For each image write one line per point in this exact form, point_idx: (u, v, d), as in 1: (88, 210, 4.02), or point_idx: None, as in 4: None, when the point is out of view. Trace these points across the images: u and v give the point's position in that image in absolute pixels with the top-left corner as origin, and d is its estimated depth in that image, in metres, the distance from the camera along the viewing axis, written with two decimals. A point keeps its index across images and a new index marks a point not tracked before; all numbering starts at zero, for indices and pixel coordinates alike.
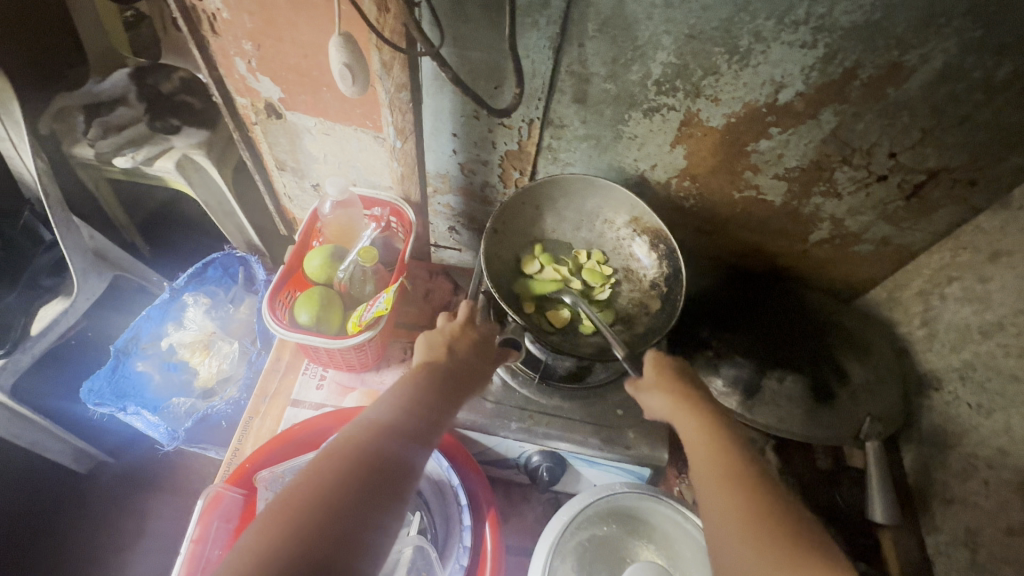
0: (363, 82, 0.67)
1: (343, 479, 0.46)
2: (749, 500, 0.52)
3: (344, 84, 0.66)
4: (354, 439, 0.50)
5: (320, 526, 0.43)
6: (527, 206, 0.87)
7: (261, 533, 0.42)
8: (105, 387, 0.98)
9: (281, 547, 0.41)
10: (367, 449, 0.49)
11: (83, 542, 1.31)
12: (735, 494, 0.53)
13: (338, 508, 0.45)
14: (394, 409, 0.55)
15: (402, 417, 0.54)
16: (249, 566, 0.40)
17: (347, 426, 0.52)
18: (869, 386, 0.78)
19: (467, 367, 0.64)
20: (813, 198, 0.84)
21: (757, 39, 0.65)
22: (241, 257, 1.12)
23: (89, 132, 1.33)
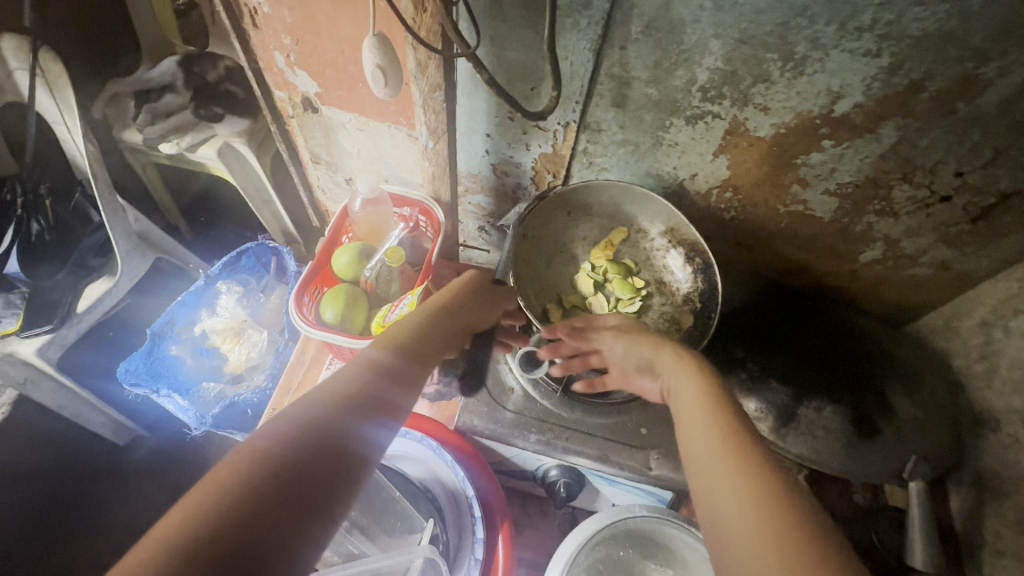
0: (394, 84, 0.67)
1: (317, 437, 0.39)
2: (744, 451, 0.45)
3: (376, 86, 0.66)
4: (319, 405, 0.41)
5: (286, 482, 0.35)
6: (559, 212, 0.84)
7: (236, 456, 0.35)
8: (140, 367, 1.00)
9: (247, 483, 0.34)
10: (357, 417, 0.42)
11: (120, 511, 1.39)
12: (731, 445, 0.45)
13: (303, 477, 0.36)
14: (360, 376, 0.45)
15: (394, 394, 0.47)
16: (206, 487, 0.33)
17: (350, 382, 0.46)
18: (916, 422, 0.73)
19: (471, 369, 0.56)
20: (866, 216, 0.79)
21: (815, 46, 0.61)
22: (274, 247, 1.15)
23: (139, 118, 1.37)
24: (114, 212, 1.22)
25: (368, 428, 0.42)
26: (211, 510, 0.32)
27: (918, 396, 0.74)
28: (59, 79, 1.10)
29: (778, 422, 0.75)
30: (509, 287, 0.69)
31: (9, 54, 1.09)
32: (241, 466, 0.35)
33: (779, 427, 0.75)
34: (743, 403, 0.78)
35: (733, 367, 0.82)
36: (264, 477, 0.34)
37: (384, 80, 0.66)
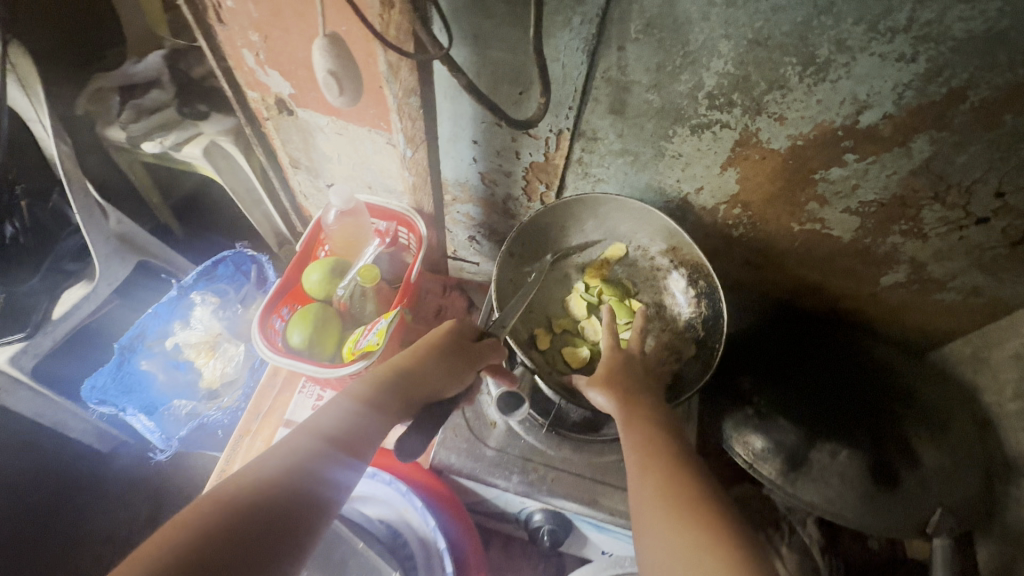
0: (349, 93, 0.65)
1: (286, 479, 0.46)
2: (668, 469, 0.51)
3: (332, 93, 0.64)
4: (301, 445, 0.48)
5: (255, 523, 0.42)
6: (551, 227, 0.78)
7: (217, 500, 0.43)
8: (108, 384, 0.96)
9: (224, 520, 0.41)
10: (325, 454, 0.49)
11: (99, 522, 1.33)
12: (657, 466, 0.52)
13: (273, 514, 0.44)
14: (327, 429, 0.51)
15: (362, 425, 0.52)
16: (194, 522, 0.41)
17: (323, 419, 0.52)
18: (943, 471, 0.65)
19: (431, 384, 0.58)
20: (890, 236, 0.71)
21: (840, 49, 0.53)
22: (253, 256, 1.09)
23: (122, 115, 1.30)
24: (90, 214, 1.15)
25: (326, 481, 0.47)
26: (187, 546, 0.39)
27: (945, 443, 0.66)
28: (30, 74, 1.04)
29: (786, 466, 0.68)
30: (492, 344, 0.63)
31: None
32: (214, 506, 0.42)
33: (789, 471, 0.68)
34: (746, 440, 0.71)
35: (738, 402, 0.75)
36: (224, 528, 0.41)
37: (338, 88, 0.63)
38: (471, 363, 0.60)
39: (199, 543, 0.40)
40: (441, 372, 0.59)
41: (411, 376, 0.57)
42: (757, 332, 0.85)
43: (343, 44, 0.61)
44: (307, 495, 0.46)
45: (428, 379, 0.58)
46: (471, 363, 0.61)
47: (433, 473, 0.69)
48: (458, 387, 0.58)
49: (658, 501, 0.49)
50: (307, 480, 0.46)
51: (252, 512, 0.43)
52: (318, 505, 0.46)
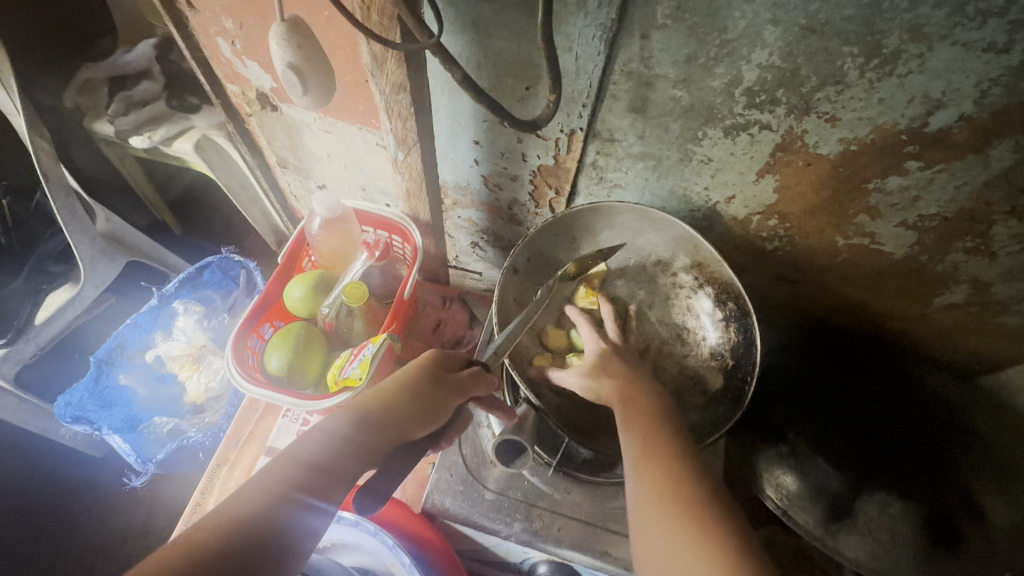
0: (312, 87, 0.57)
1: (258, 522, 0.38)
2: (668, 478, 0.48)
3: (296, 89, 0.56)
4: (279, 479, 0.41)
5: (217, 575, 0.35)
6: (561, 238, 0.70)
7: (185, 541, 0.36)
8: (85, 399, 0.88)
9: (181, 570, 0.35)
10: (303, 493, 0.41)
11: (92, 531, 1.25)
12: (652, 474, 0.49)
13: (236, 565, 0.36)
14: (309, 460, 0.43)
15: (343, 460, 0.45)
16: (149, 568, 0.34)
17: (304, 448, 0.44)
18: (1022, 531, 0.54)
19: (415, 418, 0.49)
20: (951, 254, 0.62)
21: (914, 37, 0.44)
22: (241, 261, 1.03)
23: (110, 107, 1.22)
24: (73, 214, 1.07)
25: (296, 525, 0.40)
26: None
27: (1020, 496, 0.55)
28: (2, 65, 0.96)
29: (826, 515, 0.60)
30: (478, 370, 0.55)
31: None
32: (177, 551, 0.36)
33: (829, 522, 0.60)
34: (779, 481, 0.63)
35: (771, 437, 0.67)
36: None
37: (302, 85, 0.56)
38: (452, 394, 0.52)
39: None
40: (419, 404, 0.50)
41: (387, 408, 0.48)
42: (792, 352, 0.76)
43: (304, 30, 0.53)
44: (274, 542, 0.38)
45: (404, 413, 0.49)
46: (453, 394, 0.52)
47: (425, 517, 0.62)
48: (428, 426, 0.50)
49: (653, 500, 0.47)
50: (278, 526, 0.39)
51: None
52: (284, 556, 0.39)
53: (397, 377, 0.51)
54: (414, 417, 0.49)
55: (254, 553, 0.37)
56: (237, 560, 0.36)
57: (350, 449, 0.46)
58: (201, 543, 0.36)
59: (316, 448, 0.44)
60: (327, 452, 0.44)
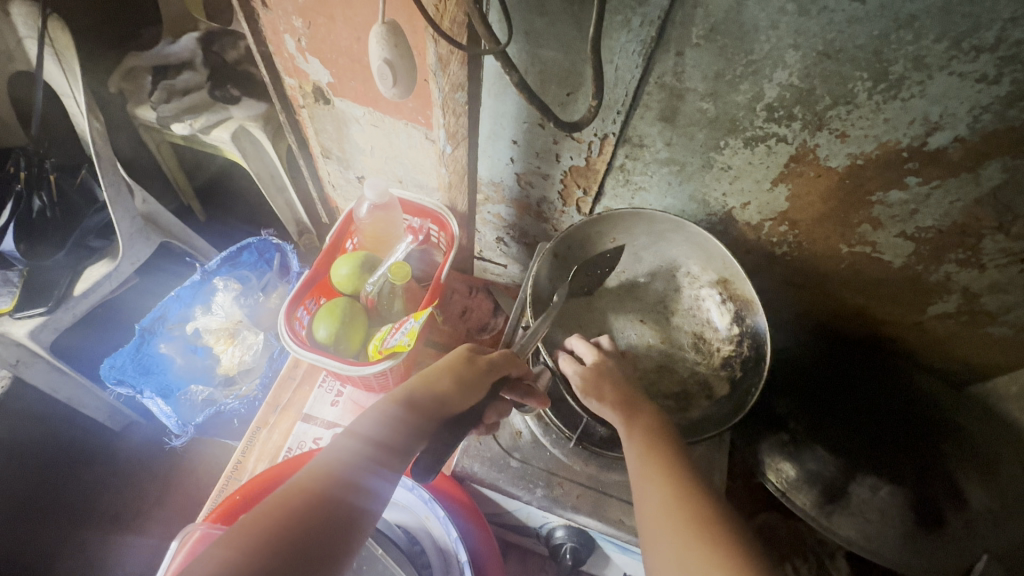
0: (403, 83, 0.63)
1: (333, 486, 0.44)
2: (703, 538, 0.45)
3: (384, 83, 0.62)
4: (346, 451, 0.47)
5: (304, 530, 0.41)
6: (603, 236, 0.76)
7: (275, 503, 0.42)
8: (126, 364, 0.95)
9: (275, 530, 0.40)
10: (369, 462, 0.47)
11: (108, 500, 1.29)
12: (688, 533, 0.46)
13: (320, 523, 0.42)
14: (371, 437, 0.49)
15: (398, 434, 0.50)
16: (252, 526, 0.40)
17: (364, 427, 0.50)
18: (992, 513, 0.62)
19: (457, 395, 0.54)
20: (944, 265, 0.67)
21: (917, 66, 0.50)
22: (278, 243, 1.07)
23: (154, 95, 1.27)
24: (118, 192, 1.13)
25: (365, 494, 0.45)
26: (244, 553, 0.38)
27: (997, 485, 0.63)
28: (66, 50, 1.04)
29: (821, 498, 0.66)
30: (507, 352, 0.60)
31: (21, 21, 1.04)
32: (270, 512, 0.41)
33: (824, 503, 0.66)
34: (780, 467, 0.69)
35: (773, 427, 0.72)
36: (276, 537, 0.39)
37: (392, 79, 0.61)
38: (490, 374, 0.57)
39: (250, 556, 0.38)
40: (462, 384, 0.55)
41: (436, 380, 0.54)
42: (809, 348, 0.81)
43: (400, 32, 0.59)
44: (351, 505, 0.44)
45: (450, 389, 0.54)
46: (490, 374, 0.57)
47: (454, 480, 0.67)
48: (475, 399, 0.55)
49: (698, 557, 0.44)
50: (353, 493, 0.44)
51: (292, 529, 0.40)
52: (359, 516, 0.44)
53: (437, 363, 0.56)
54: (456, 394, 0.54)
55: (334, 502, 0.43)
56: (326, 513, 0.42)
57: (405, 420, 0.51)
58: (291, 503, 0.42)
59: (376, 424, 0.50)
60: (387, 424, 0.50)
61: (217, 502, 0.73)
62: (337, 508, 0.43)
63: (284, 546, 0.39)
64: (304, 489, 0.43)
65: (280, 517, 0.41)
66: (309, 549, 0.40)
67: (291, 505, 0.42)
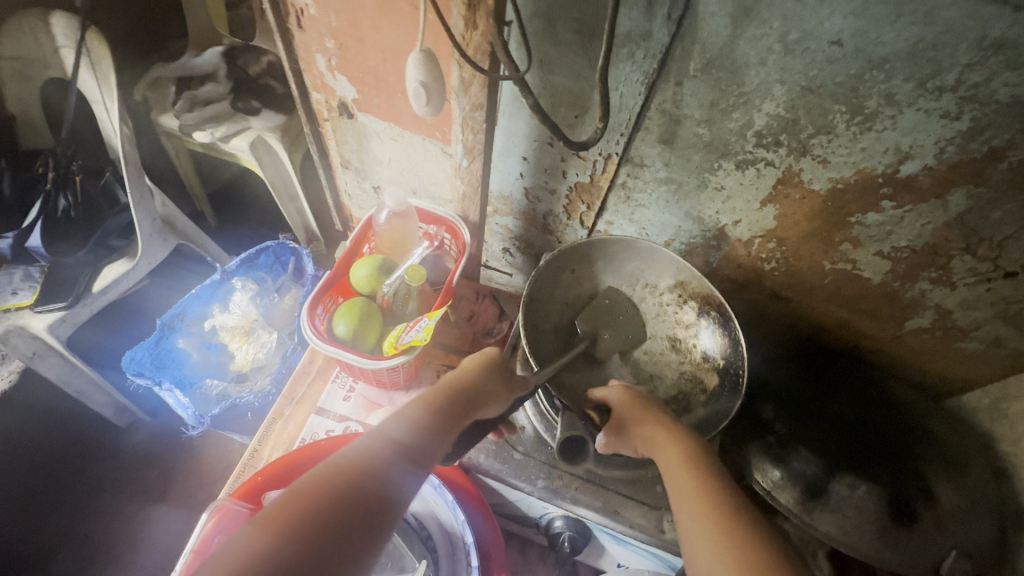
0: (436, 101, 0.68)
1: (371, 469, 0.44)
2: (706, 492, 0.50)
3: (418, 102, 0.67)
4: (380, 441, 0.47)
5: (343, 511, 0.40)
6: (564, 270, 0.78)
7: (314, 483, 0.41)
8: (145, 358, 0.99)
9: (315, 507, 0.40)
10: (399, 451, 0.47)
11: (111, 496, 1.31)
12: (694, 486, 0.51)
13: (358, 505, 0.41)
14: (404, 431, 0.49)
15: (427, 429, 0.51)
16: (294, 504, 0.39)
17: (394, 419, 0.50)
18: (959, 511, 0.67)
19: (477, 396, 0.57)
20: (919, 282, 0.73)
21: (888, 102, 0.57)
22: (294, 248, 1.12)
23: (178, 104, 1.33)
24: (141, 194, 1.18)
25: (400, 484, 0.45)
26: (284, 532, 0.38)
27: (963, 480, 0.68)
28: (102, 60, 1.09)
29: (802, 496, 0.70)
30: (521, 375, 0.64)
31: (59, 32, 1.10)
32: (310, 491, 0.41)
33: (807, 501, 0.70)
34: (766, 469, 0.73)
35: (759, 429, 0.77)
36: (320, 517, 0.39)
37: (427, 98, 0.67)
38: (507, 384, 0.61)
39: (292, 534, 0.38)
40: (481, 388, 0.58)
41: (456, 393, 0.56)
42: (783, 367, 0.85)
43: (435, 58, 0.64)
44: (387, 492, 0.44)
45: (473, 391, 0.57)
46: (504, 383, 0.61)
47: (461, 471, 0.71)
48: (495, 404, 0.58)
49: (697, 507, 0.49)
50: (390, 480, 0.44)
51: (333, 510, 0.40)
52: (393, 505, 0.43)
53: (460, 369, 0.59)
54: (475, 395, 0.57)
55: (365, 497, 0.42)
56: (365, 495, 0.42)
57: (433, 415, 0.52)
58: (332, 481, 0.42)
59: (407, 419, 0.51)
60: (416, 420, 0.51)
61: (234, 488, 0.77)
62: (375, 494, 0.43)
63: (326, 524, 0.39)
64: (344, 472, 0.43)
65: (321, 494, 0.41)
66: (349, 530, 0.40)
67: (333, 487, 0.41)
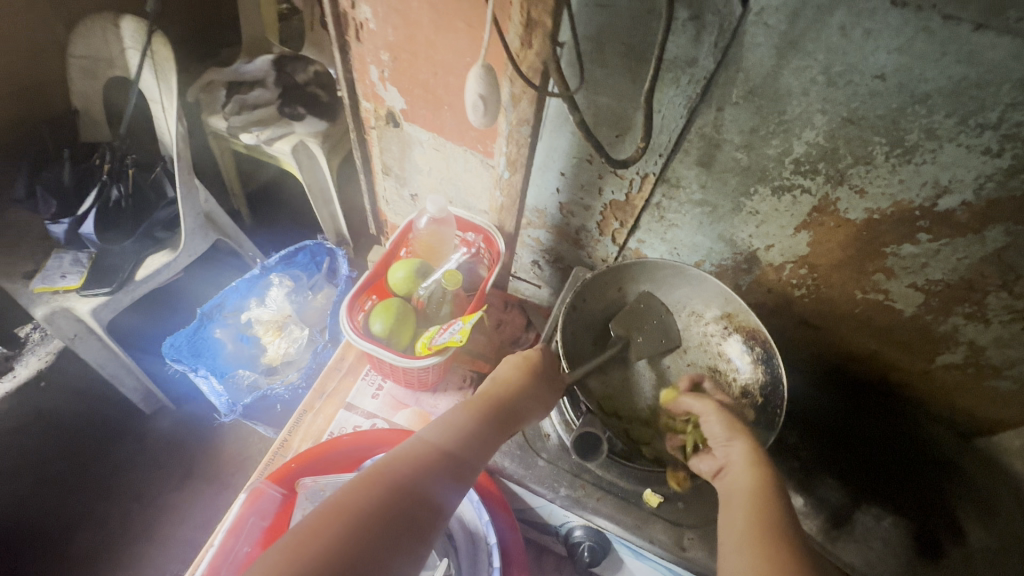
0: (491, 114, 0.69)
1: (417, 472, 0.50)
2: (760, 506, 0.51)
3: (475, 113, 0.68)
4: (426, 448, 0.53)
5: (393, 509, 0.47)
6: (609, 286, 0.80)
7: (369, 484, 0.48)
8: (184, 345, 1.02)
9: (370, 505, 0.46)
10: (444, 457, 0.53)
11: (132, 480, 1.34)
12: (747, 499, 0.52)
13: (406, 505, 0.48)
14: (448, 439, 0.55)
15: (468, 438, 0.56)
16: (351, 502, 0.46)
17: (440, 429, 0.56)
18: (989, 551, 0.69)
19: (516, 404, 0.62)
20: (952, 317, 0.73)
21: (929, 136, 0.58)
22: (330, 248, 1.17)
23: (227, 106, 1.40)
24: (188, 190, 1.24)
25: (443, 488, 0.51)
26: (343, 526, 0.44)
27: (994, 525, 0.71)
28: (163, 59, 1.14)
29: (826, 524, 0.71)
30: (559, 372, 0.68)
31: (127, 34, 1.17)
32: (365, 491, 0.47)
33: (831, 529, 0.70)
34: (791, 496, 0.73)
35: (784, 453, 0.77)
36: (372, 514, 0.46)
37: (483, 110, 0.68)
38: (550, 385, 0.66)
39: (351, 527, 0.44)
40: (522, 394, 0.63)
41: (497, 404, 0.61)
42: (813, 405, 0.86)
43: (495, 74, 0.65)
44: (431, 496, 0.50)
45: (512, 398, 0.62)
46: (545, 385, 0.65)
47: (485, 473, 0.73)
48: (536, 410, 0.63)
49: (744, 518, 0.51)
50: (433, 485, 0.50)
51: (385, 508, 0.46)
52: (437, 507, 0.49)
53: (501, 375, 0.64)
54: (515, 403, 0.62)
55: (411, 506, 0.48)
56: (411, 498, 0.48)
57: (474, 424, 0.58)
58: (384, 484, 0.48)
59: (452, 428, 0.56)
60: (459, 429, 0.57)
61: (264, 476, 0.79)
62: (421, 495, 0.49)
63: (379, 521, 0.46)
64: (393, 476, 0.49)
65: (375, 495, 0.47)
66: (398, 526, 0.46)
67: (383, 489, 0.48)
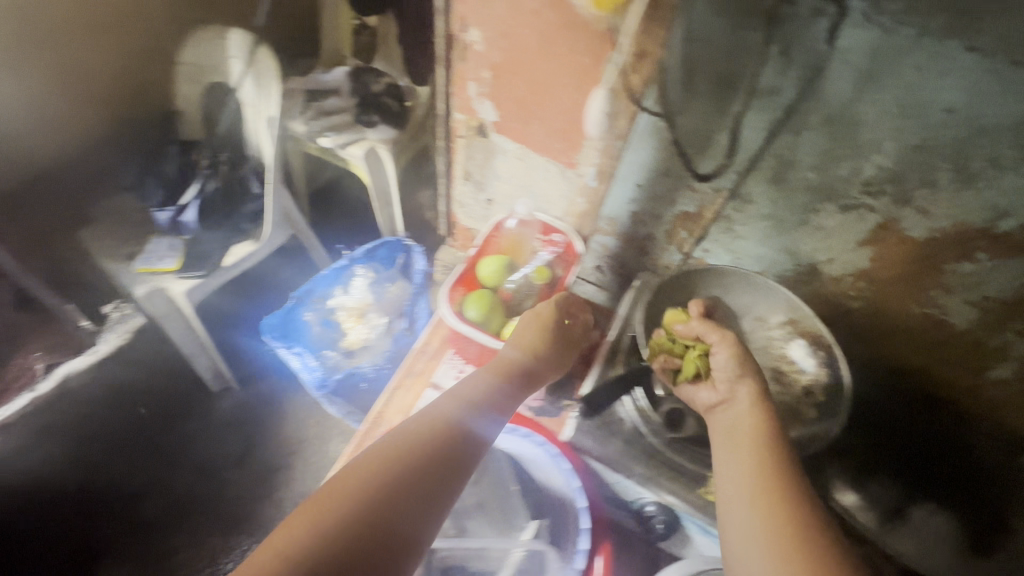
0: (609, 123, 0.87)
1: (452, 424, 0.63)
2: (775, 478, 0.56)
3: (595, 124, 0.88)
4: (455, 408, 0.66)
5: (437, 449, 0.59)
6: (681, 289, 0.88)
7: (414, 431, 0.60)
8: (277, 325, 1.14)
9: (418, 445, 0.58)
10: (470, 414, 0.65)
11: (197, 453, 1.44)
12: (764, 472, 0.56)
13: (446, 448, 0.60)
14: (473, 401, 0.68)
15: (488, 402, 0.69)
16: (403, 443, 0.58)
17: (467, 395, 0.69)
18: None
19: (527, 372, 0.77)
20: (1004, 332, 0.78)
21: (993, 164, 0.65)
22: (406, 245, 1.26)
23: (307, 112, 1.52)
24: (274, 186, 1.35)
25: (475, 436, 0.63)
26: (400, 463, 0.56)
27: None
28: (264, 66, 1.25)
29: (881, 518, 0.78)
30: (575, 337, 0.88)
31: (232, 44, 1.30)
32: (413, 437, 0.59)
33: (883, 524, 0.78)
34: (845, 494, 0.80)
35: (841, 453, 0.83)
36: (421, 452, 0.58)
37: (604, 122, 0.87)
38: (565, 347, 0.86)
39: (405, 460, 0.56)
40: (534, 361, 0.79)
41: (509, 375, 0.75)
42: (876, 407, 0.90)
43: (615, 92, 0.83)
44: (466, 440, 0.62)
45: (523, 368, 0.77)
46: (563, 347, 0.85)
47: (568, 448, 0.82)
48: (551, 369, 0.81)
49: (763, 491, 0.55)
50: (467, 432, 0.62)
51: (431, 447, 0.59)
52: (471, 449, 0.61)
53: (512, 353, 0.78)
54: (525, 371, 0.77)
55: (450, 447, 0.60)
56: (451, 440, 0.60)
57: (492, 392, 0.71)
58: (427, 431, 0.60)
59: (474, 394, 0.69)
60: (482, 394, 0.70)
61: (356, 446, 0.87)
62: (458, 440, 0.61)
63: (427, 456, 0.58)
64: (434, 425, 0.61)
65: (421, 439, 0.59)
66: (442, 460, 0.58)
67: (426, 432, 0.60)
